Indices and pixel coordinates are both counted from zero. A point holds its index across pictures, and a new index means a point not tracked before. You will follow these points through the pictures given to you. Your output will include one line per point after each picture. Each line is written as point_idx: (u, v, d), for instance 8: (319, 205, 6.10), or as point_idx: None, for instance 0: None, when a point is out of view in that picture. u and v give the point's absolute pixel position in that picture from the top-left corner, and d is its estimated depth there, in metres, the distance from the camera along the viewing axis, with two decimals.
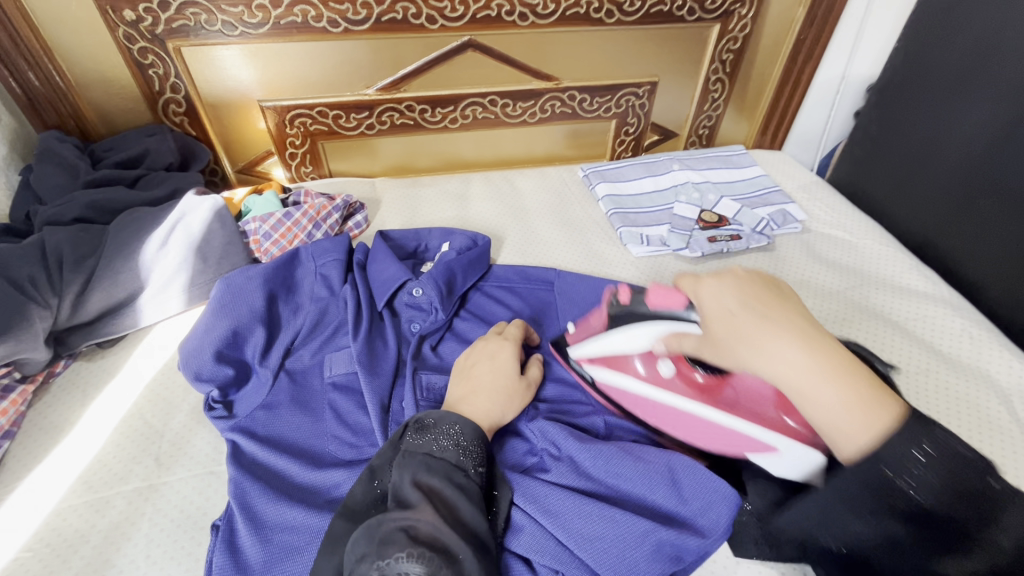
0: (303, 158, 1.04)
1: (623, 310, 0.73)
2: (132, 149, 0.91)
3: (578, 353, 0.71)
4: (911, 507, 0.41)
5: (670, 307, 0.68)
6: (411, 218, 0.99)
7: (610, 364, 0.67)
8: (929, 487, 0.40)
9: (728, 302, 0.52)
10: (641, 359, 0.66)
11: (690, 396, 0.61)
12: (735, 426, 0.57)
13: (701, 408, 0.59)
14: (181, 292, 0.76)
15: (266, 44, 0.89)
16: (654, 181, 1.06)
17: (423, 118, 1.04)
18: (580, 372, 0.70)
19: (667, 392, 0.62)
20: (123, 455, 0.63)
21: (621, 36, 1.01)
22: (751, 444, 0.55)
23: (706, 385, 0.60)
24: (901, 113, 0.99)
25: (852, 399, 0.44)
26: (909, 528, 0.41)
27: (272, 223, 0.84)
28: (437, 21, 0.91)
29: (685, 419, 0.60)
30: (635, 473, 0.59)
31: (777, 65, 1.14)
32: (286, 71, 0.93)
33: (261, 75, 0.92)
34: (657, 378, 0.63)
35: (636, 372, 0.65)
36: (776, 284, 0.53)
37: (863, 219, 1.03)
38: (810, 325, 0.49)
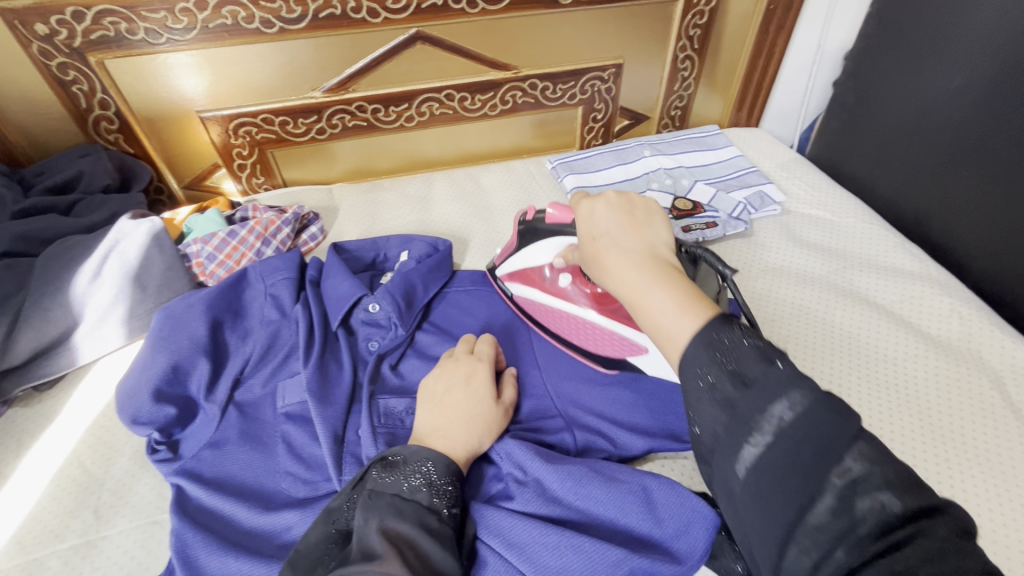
0: (252, 169, 0.98)
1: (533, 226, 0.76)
2: (63, 172, 0.85)
3: (501, 270, 0.80)
4: (759, 423, 0.34)
5: (561, 220, 0.72)
6: (370, 226, 0.94)
7: (524, 278, 0.78)
8: (786, 414, 0.34)
9: (602, 222, 0.50)
10: (551, 271, 0.75)
11: (586, 302, 0.73)
12: (621, 331, 0.70)
13: (595, 317, 0.72)
14: (120, 325, 0.71)
15: (198, 51, 0.83)
16: (625, 169, 1.00)
17: (376, 118, 0.98)
18: (503, 289, 0.80)
19: (569, 301, 0.74)
20: (59, 510, 0.58)
21: (580, 17, 0.95)
22: (626, 347, 0.69)
23: (599, 294, 0.73)
24: (879, 82, 0.93)
25: (679, 297, 0.42)
26: (758, 446, 0.34)
27: (216, 244, 0.78)
28: (380, 14, 0.85)
29: (576, 322, 0.73)
30: (609, 496, 0.55)
31: (748, 37, 1.08)
32: (222, 78, 0.87)
33: (196, 84, 0.86)
34: (560, 291, 0.75)
35: (547, 286, 0.76)
36: (642, 206, 0.51)
37: (846, 196, 0.98)
38: (655, 247, 0.47)
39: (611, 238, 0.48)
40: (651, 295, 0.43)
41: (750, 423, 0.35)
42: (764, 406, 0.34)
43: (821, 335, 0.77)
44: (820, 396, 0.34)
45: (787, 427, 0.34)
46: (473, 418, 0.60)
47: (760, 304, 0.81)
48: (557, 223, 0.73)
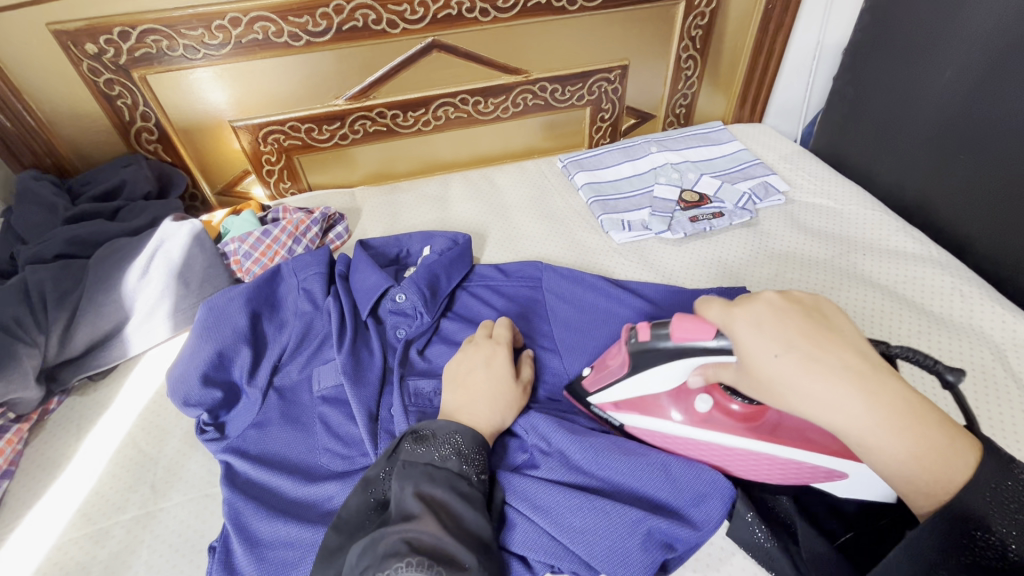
0: (280, 174, 1.04)
1: (649, 348, 0.58)
2: (109, 181, 0.91)
3: (596, 400, 0.65)
4: None
5: (697, 339, 0.52)
6: (392, 225, 0.99)
7: (637, 406, 0.63)
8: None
9: (770, 339, 0.44)
10: (666, 397, 0.62)
11: (733, 427, 0.58)
12: (788, 456, 0.56)
13: (753, 444, 0.57)
14: (167, 319, 0.76)
15: (225, 66, 0.89)
16: (633, 165, 1.05)
17: (395, 124, 1.03)
18: (606, 419, 0.66)
19: (708, 427, 0.59)
20: (119, 485, 0.64)
21: (586, 22, 1.00)
22: (814, 471, 0.56)
23: (746, 412, 0.57)
24: (876, 73, 0.97)
25: (922, 451, 0.40)
26: None
27: (251, 242, 0.84)
28: (399, 25, 0.91)
29: (727, 453, 0.59)
30: (629, 467, 0.59)
31: (748, 36, 1.12)
32: (253, 90, 0.93)
33: (228, 95, 0.92)
34: (696, 417, 0.60)
35: (665, 412, 0.62)
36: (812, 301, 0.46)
37: (848, 185, 1.02)
38: (866, 361, 0.42)
39: (801, 350, 0.42)
40: (793, 373, 0.42)
41: None
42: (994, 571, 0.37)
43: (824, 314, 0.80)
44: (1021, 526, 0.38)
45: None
46: (497, 394, 0.64)
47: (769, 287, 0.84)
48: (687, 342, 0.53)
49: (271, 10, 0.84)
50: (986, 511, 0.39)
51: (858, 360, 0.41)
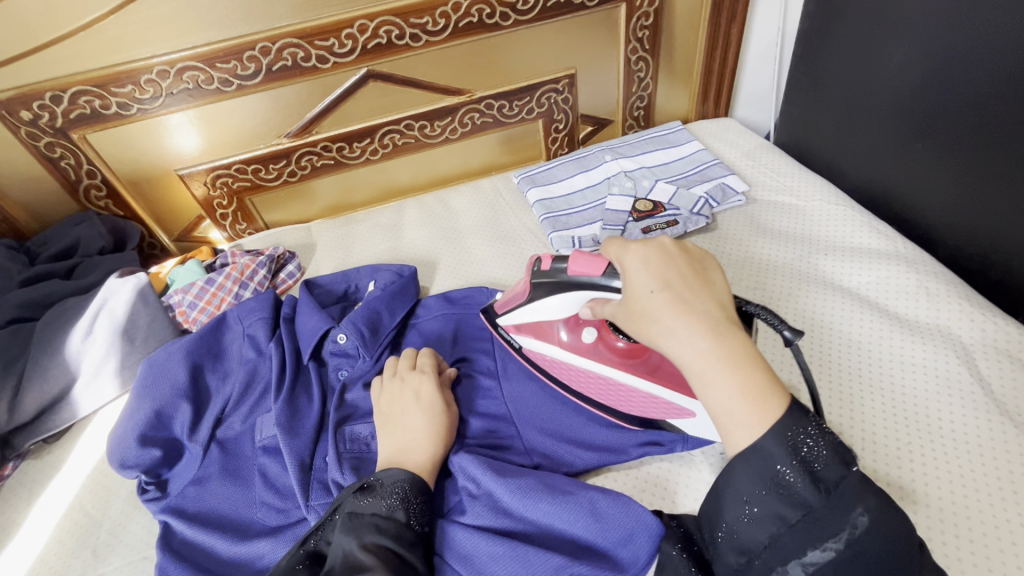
0: (234, 216, 1.05)
1: (549, 278, 0.67)
2: (64, 240, 0.93)
3: (506, 320, 0.74)
4: (834, 533, 0.42)
5: (590, 274, 0.62)
6: (344, 259, 0.99)
7: (536, 332, 0.73)
8: (862, 521, 0.42)
9: (650, 277, 0.52)
10: (565, 328, 0.72)
11: (611, 360, 0.69)
12: (651, 390, 0.66)
13: (630, 377, 0.68)
14: (114, 377, 0.77)
15: (197, 109, 0.90)
16: (586, 176, 1.02)
17: (342, 156, 1.03)
18: (509, 340, 0.75)
19: (592, 359, 0.70)
20: (63, 551, 0.64)
21: (523, 36, 0.98)
22: (667, 407, 0.65)
23: (625, 350, 0.69)
24: (829, 59, 0.92)
25: (747, 389, 0.45)
26: (827, 552, 0.42)
27: (195, 292, 0.84)
28: (329, 60, 0.90)
29: (599, 381, 0.70)
30: (556, 508, 0.57)
31: (699, 31, 1.08)
32: (225, 130, 0.94)
33: (197, 140, 0.94)
34: (581, 346, 0.71)
35: (568, 342, 0.72)
36: (699, 256, 0.54)
37: (814, 179, 0.97)
38: (723, 315, 0.49)
39: (675, 291, 0.50)
40: (667, 308, 0.49)
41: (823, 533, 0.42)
42: (845, 514, 0.42)
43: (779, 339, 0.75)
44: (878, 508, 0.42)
45: (861, 534, 0.42)
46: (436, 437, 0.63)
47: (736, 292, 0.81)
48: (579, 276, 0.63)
49: (197, 59, 0.85)
50: (776, 460, 0.43)
51: (717, 311, 0.49)
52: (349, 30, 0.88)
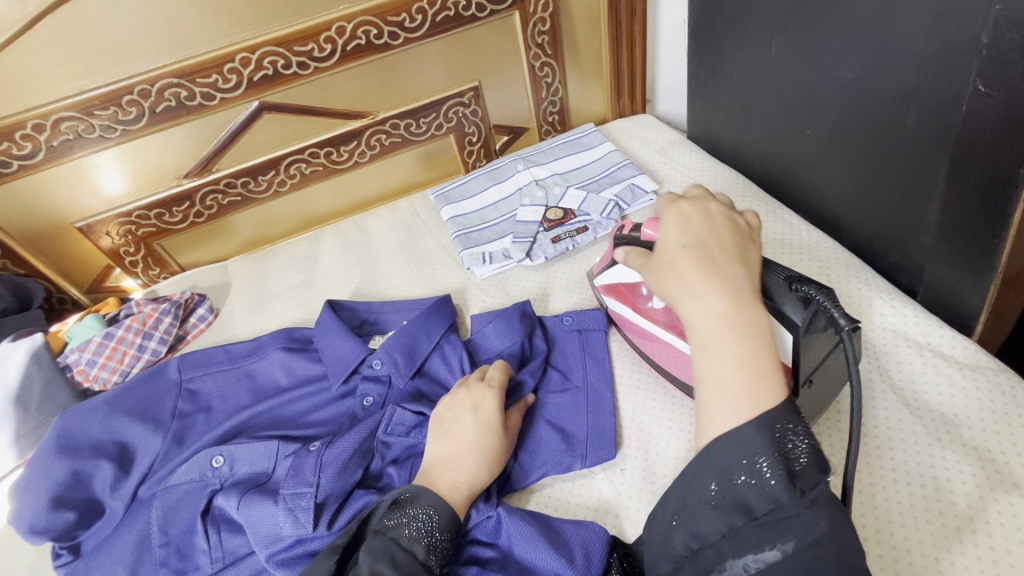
0: (145, 262, 1.02)
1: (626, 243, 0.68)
2: None
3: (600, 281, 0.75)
4: (785, 534, 0.40)
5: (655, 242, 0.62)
6: (258, 297, 0.96)
7: (621, 295, 0.72)
8: (822, 525, 0.40)
9: (674, 235, 0.54)
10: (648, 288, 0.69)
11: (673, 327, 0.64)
12: None
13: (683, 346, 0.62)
14: (9, 447, 0.74)
15: (127, 144, 0.89)
16: (499, 189, 1.00)
17: (249, 191, 1.00)
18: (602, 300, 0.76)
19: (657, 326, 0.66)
20: None
21: (418, 53, 0.96)
22: None
23: None
24: (719, 50, 0.92)
25: (746, 363, 0.45)
26: (775, 552, 0.40)
27: (94, 349, 0.81)
28: (215, 96, 0.88)
29: (663, 351, 0.66)
30: (518, 534, 0.55)
31: (601, 31, 1.07)
32: (156, 167, 0.93)
33: (128, 180, 0.93)
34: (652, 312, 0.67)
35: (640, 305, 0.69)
36: (745, 228, 0.56)
37: (725, 172, 0.96)
38: (746, 282, 0.50)
39: (704, 251, 0.51)
40: (691, 262, 0.51)
41: (779, 531, 0.40)
42: (807, 518, 0.40)
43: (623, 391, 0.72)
44: (833, 520, 0.40)
45: (815, 537, 0.39)
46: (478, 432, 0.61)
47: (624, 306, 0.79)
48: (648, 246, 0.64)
49: (73, 109, 0.83)
50: (757, 451, 0.42)
51: (744, 283, 0.49)
52: (231, 64, 0.86)
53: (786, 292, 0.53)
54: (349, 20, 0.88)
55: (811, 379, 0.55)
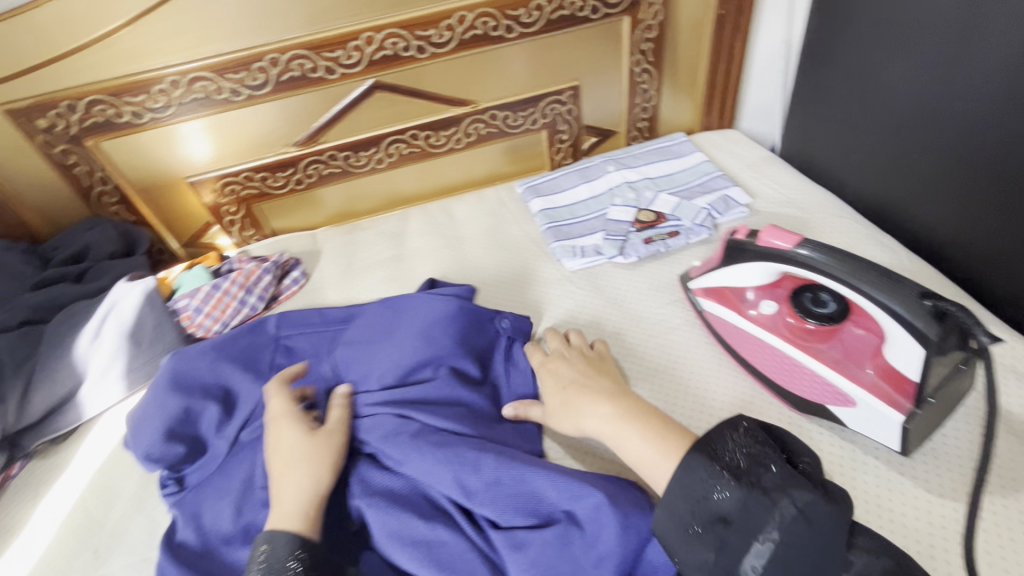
0: (242, 223, 1.07)
1: (742, 247, 0.68)
2: (75, 244, 0.95)
3: (696, 284, 0.77)
4: (765, 528, 0.45)
5: (778, 248, 0.63)
6: (349, 266, 1.00)
7: (722, 298, 0.73)
8: (792, 505, 0.45)
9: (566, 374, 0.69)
10: (754, 292, 0.71)
11: (786, 334, 0.66)
12: (826, 375, 0.62)
13: (799, 353, 0.64)
14: (120, 379, 0.79)
15: (212, 117, 0.92)
16: (589, 187, 1.02)
17: (348, 165, 1.05)
18: (697, 303, 0.77)
19: (768, 331, 0.68)
20: (66, 551, 0.65)
21: (529, 48, 0.99)
22: (835, 396, 0.61)
23: (807, 328, 0.66)
24: (830, 69, 0.92)
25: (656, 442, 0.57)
26: (766, 545, 0.45)
27: (202, 297, 0.86)
28: (336, 71, 0.92)
29: (769, 354, 0.67)
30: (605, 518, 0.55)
31: (705, 42, 1.07)
32: (242, 136, 0.96)
33: (213, 149, 0.96)
34: (762, 318, 0.69)
35: (746, 308, 0.71)
36: (598, 353, 0.74)
37: (821, 194, 0.96)
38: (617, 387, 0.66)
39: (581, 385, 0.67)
40: (580, 396, 0.65)
41: (758, 528, 0.46)
42: (775, 507, 0.46)
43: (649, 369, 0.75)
44: (807, 492, 0.46)
45: (790, 518, 0.45)
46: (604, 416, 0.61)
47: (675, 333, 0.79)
48: (769, 250, 0.65)
49: (207, 69, 0.87)
50: (707, 470, 0.49)
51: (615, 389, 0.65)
52: (356, 42, 0.89)
53: (921, 305, 0.53)
54: (470, 10, 0.91)
55: (932, 397, 0.55)
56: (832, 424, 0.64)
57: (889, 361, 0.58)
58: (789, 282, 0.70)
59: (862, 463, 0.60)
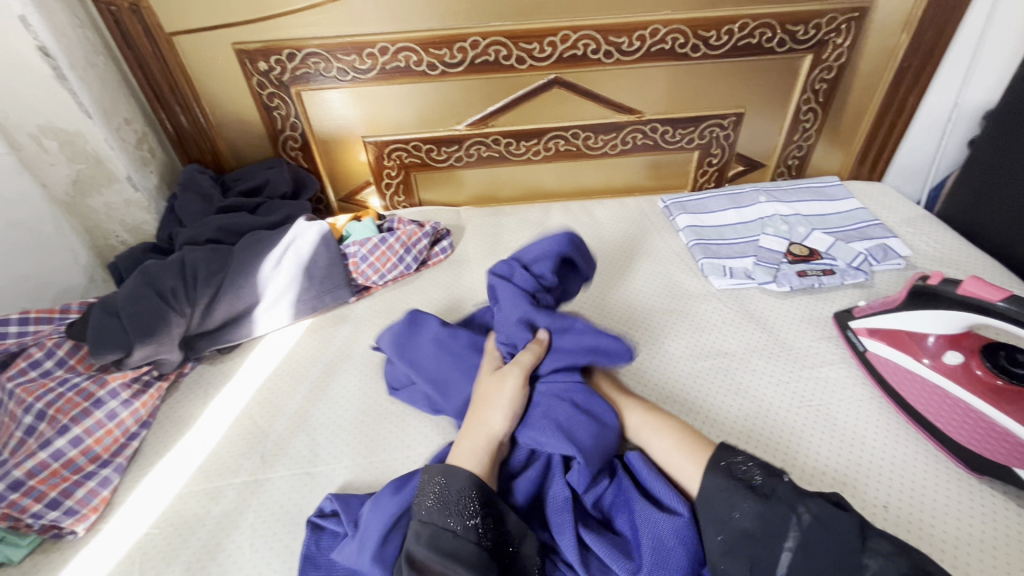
0: (396, 187, 1.14)
1: (935, 293, 0.68)
2: (255, 179, 1.04)
3: (859, 323, 0.78)
4: (785, 534, 0.49)
5: (982, 299, 0.62)
6: (493, 245, 1.04)
7: (892, 339, 0.73)
8: (806, 515, 0.49)
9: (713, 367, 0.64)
10: (935, 341, 0.70)
11: (973, 387, 0.66)
12: (1020, 436, 0.61)
13: (989, 407, 0.64)
14: (289, 306, 0.86)
15: (351, 89, 0.99)
16: (739, 213, 1.03)
17: (507, 151, 1.10)
18: (856, 342, 0.77)
19: (951, 381, 0.67)
20: (235, 451, 0.70)
21: (707, 69, 1.01)
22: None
23: (996, 385, 0.64)
24: (1022, 137, 0.90)
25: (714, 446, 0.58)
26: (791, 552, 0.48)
27: (369, 247, 0.91)
28: (526, 62, 0.97)
29: (949, 404, 0.67)
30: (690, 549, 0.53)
31: (879, 91, 1.07)
32: (387, 111, 1.02)
33: (361, 113, 1.02)
34: (944, 367, 0.68)
35: (924, 354, 0.70)
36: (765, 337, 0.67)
37: (985, 258, 0.93)
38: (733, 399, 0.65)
39: None
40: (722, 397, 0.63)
41: (780, 533, 0.49)
42: (790, 512, 0.50)
43: (798, 400, 0.73)
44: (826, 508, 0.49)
45: (804, 524, 0.49)
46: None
47: (826, 370, 0.77)
48: (969, 300, 0.64)
49: (416, 42, 0.93)
50: (725, 489, 0.53)
51: None
52: (553, 38, 0.94)
53: None
54: (665, 24, 0.94)
55: None
56: (1007, 490, 0.62)
57: None
58: (974, 339, 0.69)
59: None
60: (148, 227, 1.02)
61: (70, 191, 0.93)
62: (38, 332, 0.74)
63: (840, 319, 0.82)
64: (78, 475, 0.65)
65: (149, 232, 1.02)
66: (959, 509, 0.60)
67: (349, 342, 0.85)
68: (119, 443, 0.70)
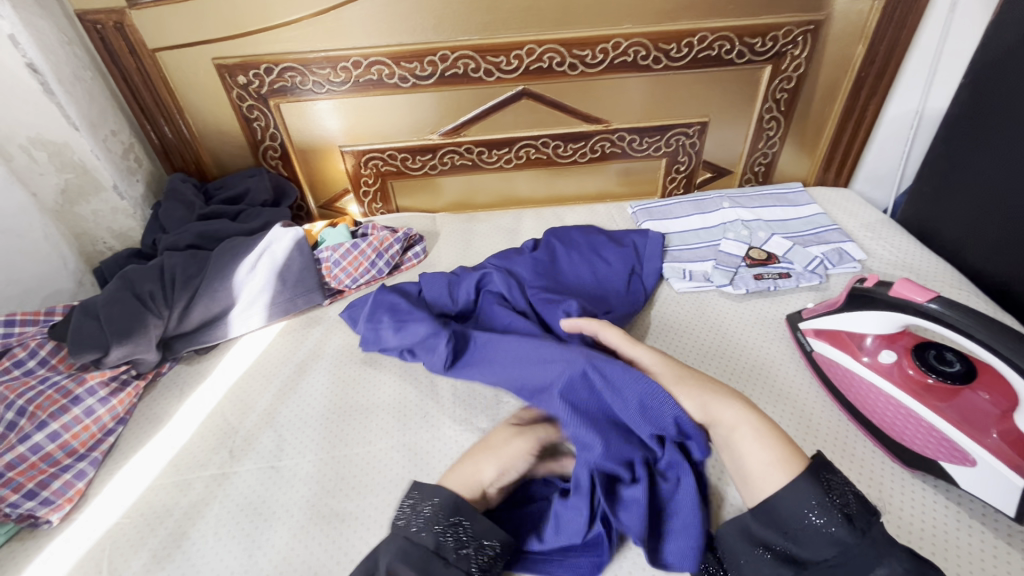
0: (374, 195, 1.18)
1: (871, 295, 0.71)
2: (237, 187, 1.08)
3: (807, 324, 0.81)
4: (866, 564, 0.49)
5: (909, 299, 0.65)
6: (465, 250, 1.07)
7: (834, 339, 0.76)
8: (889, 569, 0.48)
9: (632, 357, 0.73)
10: (873, 341, 0.73)
11: (904, 385, 0.68)
12: (945, 430, 0.63)
13: (917, 403, 0.66)
14: (263, 309, 0.90)
15: (342, 100, 1.03)
16: (702, 218, 1.07)
17: (480, 159, 1.14)
18: (803, 343, 0.81)
19: (884, 378, 0.70)
20: (205, 445, 0.74)
21: (670, 80, 1.05)
22: (947, 452, 0.62)
23: (927, 382, 0.67)
24: (970, 146, 0.93)
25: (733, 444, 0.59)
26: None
27: (342, 252, 0.96)
28: (494, 74, 1.01)
29: (883, 402, 0.69)
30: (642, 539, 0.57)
31: (837, 101, 1.10)
32: (364, 122, 1.06)
33: (343, 124, 1.07)
34: (879, 365, 0.71)
35: (862, 355, 0.73)
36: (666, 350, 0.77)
37: (937, 261, 0.96)
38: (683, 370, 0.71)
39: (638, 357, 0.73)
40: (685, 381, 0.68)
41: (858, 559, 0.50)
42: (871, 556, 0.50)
43: (749, 397, 0.75)
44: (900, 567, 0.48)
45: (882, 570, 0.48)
46: (714, 420, 0.62)
47: (775, 371, 0.79)
48: (900, 301, 0.66)
49: (387, 56, 0.98)
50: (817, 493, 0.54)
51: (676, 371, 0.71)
52: (519, 51, 0.99)
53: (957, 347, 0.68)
54: (627, 38, 0.98)
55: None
56: (938, 483, 0.64)
57: (1016, 426, 0.59)
58: (909, 338, 0.72)
59: (970, 527, 0.59)
60: (133, 233, 1.06)
61: (59, 200, 0.97)
62: (23, 333, 0.80)
63: (790, 321, 0.85)
64: (55, 468, 0.69)
65: (135, 239, 1.07)
66: (893, 506, 0.62)
67: (320, 343, 0.88)
68: (96, 439, 0.74)
